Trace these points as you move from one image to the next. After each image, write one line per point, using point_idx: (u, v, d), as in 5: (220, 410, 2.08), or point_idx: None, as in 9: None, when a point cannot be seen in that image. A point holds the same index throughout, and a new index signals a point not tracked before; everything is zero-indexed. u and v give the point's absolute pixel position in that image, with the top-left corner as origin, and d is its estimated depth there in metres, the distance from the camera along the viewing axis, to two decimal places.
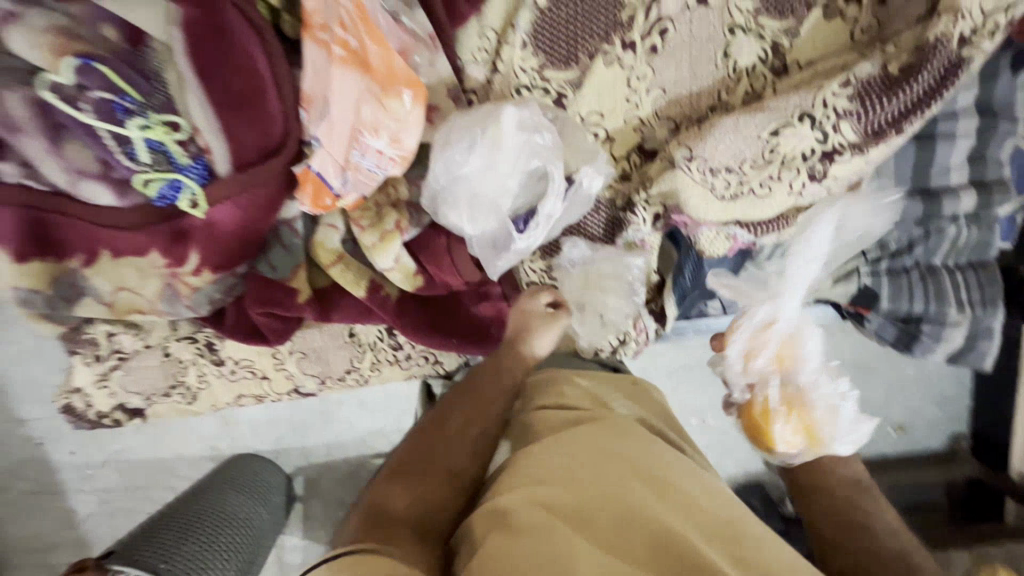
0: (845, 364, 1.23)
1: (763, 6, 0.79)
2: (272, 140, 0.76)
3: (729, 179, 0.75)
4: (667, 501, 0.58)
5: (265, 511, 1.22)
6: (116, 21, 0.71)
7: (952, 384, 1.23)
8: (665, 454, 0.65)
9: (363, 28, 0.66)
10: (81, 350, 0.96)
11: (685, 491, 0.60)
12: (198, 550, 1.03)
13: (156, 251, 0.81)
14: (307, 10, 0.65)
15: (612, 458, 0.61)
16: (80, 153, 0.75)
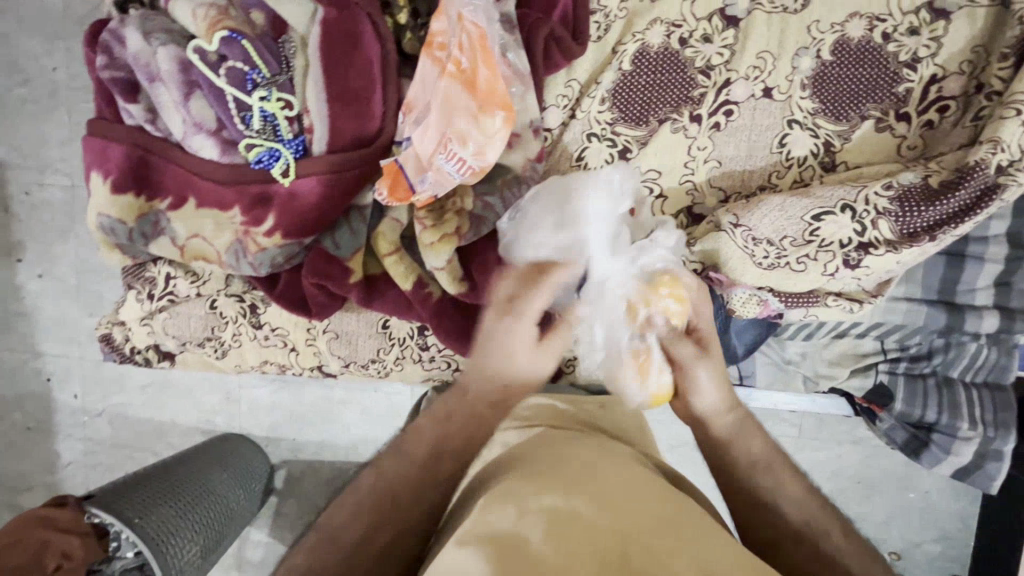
0: (848, 473, 1.21)
1: (821, 109, 0.88)
2: (367, 133, 0.86)
3: (768, 250, 0.79)
4: (631, 516, 0.51)
5: (240, 494, 1.43)
6: (267, 10, 0.83)
7: (961, 522, 1.19)
8: (633, 481, 0.58)
9: (478, 53, 0.73)
10: (137, 286, 1.03)
11: (655, 506, 0.54)
12: (170, 515, 1.19)
13: (238, 208, 0.90)
14: (432, 30, 0.75)
15: (572, 470, 0.58)
16: (202, 109, 0.84)
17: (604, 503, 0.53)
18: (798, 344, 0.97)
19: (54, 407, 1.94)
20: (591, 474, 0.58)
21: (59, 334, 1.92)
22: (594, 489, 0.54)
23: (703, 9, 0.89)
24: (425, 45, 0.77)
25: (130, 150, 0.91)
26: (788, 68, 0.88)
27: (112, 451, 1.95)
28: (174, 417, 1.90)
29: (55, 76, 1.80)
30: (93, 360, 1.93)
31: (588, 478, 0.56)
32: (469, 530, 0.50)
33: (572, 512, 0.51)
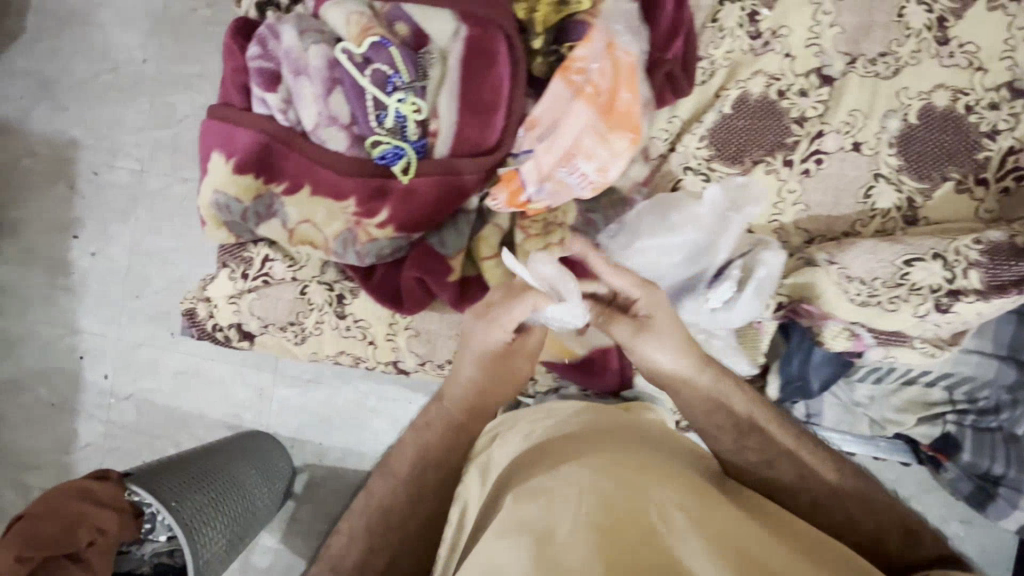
0: None
1: (905, 167, 0.95)
2: (487, 142, 0.91)
3: (861, 288, 0.84)
4: (663, 501, 0.57)
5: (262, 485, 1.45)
6: (411, 23, 0.91)
7: None
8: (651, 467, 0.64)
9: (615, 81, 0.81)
10: (233, 265, 1.07)
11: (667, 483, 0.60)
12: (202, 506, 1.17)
13: (353, 199, 0.95)
14: (571, 56, 0.82)
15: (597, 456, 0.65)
16: (340, 104, 0.91)
17: (636, 487, 0.57)
18: (866, 387, 1.00)
19: (82, 385, 1.93)
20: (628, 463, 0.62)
21: (99, 313, 1.93)
22: (625, 477, 0.59)
23: (802, 67, 0.97)
24: (561, 67, 0.83)
25: (256, 135, 0.96)
26: (877, 127, 0.96)
27: (133, 437, 1.92)
28: (201, 408, 1.89)
29: (143, 67, 1.88)
30: (128, 342, 1.93)
31: (613, 462, 0.62)
32: (511, 514, 0.55)
33: (603, 495, 0.55)
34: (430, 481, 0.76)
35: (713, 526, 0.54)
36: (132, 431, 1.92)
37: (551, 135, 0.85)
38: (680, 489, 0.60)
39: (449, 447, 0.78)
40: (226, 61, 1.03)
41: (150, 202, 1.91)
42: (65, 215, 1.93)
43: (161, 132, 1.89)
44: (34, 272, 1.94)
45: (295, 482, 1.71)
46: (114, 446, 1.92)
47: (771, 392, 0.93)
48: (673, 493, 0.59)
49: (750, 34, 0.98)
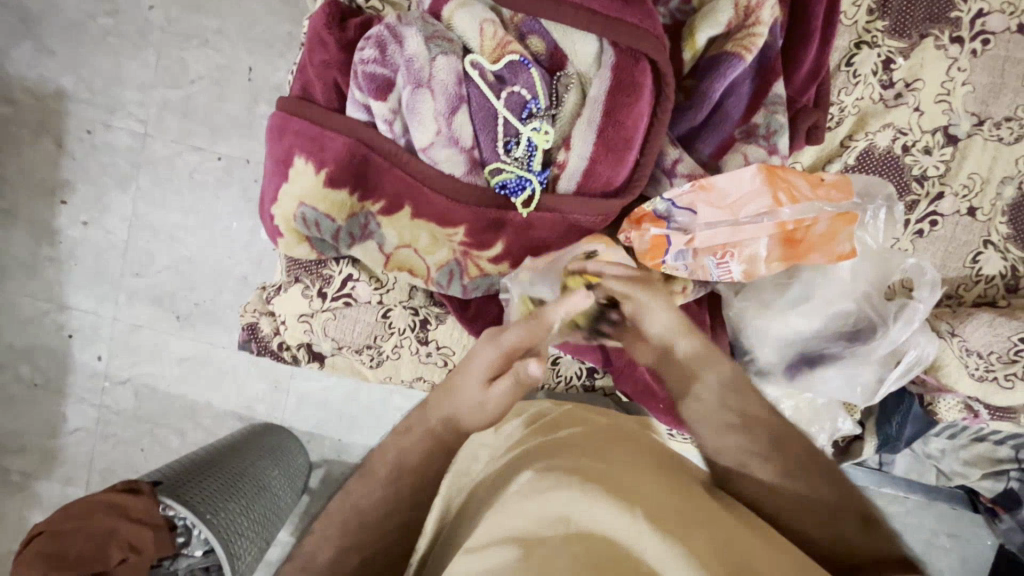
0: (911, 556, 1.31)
1: (1014, 235, 0.96)
2: (617, 183, 0.84)
3: (979, 363, 0.85)
4: (632, 496, 0.56)
5: (276, 480, 1.49)
6: (548, 40, 0.82)
7: None
8: (663, 490, 0.59)
9: (824, 222, 0.79)
10: (308, 281, 0.97)
11: (671, 495, 0.58)
12: (237, 512, 1.26)
13: (464, 228, 0.86)
14: (786, 176, 0.80)
15: (597, 449, 0.67)
16: (463, 126, 0.82)
17: (639, 497, 0.56)
18: (939, 441, 1.04)
19: (71, 367, 1.75)
20: (619, 461, 0.64)
21: (91, 289, 1.73)
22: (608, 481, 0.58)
23: (929, 124, 0.95)
24: (772, 176, 0.79)
25: (355, 146, 0.86)
26: (993, 194, 0.95)
27: (128, 424, 1.76)
28: (209, 397, 1.76)
29: (150, 15, 1.65)
30: (127, 324, 1.74)
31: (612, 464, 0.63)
32: (538, 482, 0.58)
33: (592, 467, 0.60)
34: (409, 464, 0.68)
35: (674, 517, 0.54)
36: (128, 419, 1.76)
37: (725, 226, 0.80)
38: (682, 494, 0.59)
39: (431, 451, 0.68)
40: (313, 52, 0.90)
41: (154, 169, 1.70)
42: (52, 176, 1.70)
43: (170, 93, 1.67)
44: (14, 239, 1.72)
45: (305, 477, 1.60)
46: (107, 432, 1.77)
47: (868, 447, 0.98)
48: (658, 490, 0.59)
49: (883, 82, 0.95)
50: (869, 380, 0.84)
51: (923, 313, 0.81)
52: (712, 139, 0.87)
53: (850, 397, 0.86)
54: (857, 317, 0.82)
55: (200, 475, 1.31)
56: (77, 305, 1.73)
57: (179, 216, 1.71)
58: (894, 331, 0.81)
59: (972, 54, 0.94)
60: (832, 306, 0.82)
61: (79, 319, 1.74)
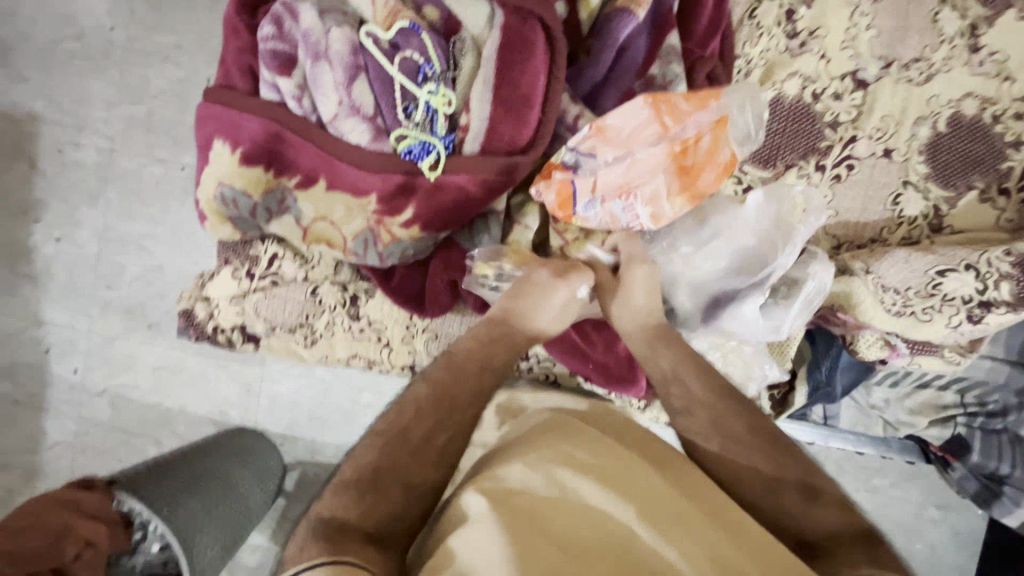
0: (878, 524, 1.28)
1: (932, 174, 0.95)
2: (520, 141, 0.86)
3: (896, 299, 0.86)
4: (631, 497, 0.62)
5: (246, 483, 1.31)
6: (442, 8, 0.85)
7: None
8: (653, 483, 0.65)
9: (711, 137, 0.81)
10: (237, 263, 0.99)
11: (661, 491, 0.64)
12: (197, 512, 1.10)
13: (376, 196, 0.88)
14: (669, 99, 0.81)
15: (591, 440, 0.71)
16: (364, 93, 0.84)
17: (635, 497, 0.62)
18: (882, 390, 1.03)
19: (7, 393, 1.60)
20: (616, 454, 0.69)
21: (36, 305, 1.58)
22: (608, 480, 0.64)
23: (837, 70, 0.96)
24: (654, 101, 0.80)
25: (267, 124, 0.88)
26: (908, 134, 0.96)
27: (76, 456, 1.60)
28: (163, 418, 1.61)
29: (112, 36, 1.54)
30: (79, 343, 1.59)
31: (608, 459, 0.68)
32: (539, 477, 0.64)
33: (590, 463, 0.66)
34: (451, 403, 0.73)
35: (667, 518, 0.60)
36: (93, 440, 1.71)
37: (622, 163, 0.82)
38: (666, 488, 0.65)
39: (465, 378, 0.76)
40: (227, 40, 0.93)
41: (121, 183, 1.56)
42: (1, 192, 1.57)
43: (134, 108, 1.55)
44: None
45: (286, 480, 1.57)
46: None
47: (800, 397, 0.96)
48: (654, 488, 0.64)
49: (787, 33, 0.96)
50: (778, 312, 0.85)
51: (803, 237, 0.83)
52: (612, 94, 0.89)
53: (759, 336, 0.86)
54: (764, 251, 0.84)
55: (155, 473, 1.14)
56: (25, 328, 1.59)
57: (149, 226, 1.57)
58: (782, 259, 0.82)
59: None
60: (732, 243, 0.85)
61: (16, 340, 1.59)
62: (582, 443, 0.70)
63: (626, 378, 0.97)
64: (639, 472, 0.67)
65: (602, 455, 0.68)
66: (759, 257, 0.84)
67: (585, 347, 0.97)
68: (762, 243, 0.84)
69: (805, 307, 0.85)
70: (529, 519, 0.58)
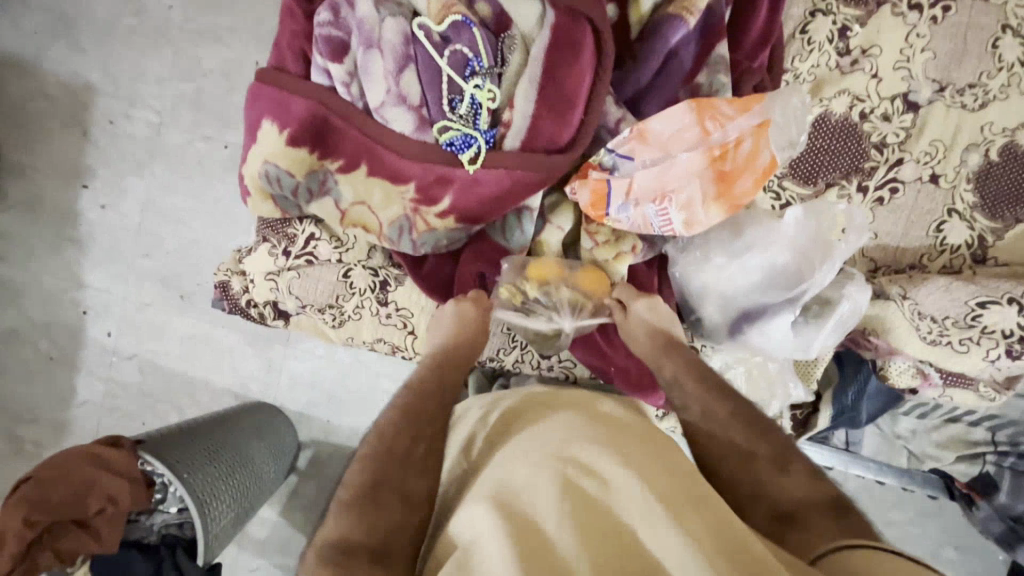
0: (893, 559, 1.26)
1: (979, 204, 0.93)
2: (561, 140, 0.87)
3: (932, 326, 0.83)
4: (634, 483, 0.59)
5: (263, 455, 1.33)
6: (494, 4, 0.86)
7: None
8: (654, 470, 0.63)
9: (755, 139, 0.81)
10: (274, 240, 1.02)
11: (665, 479, 0.61)
12: (217, 479, 1.12)
13: (414, 185, 0.90)
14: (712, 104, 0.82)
15: (593, 432, 0.69)
16: (412, 84, 0.86)
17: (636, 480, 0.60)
18: (909, 421, 1.01)
19: (43, 353, 1.65)
20: (617, 448, 0.66)
21: (77, 270, 1.64)
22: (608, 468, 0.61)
23: (888, 90, 0.94)
24: (698, 105, 0.82)
25: (315, 108, 0.90)
26: (957, 161, 0.93)
27: (105, 415, 1.66)
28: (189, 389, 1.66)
29: (169, 14, 1.59)
30: (116, 308, 1.65)
31: (607, 447, 0.66)
32: (538, 469, 0.62)
33: (589, 452, 0.64)
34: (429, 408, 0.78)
35: (669, 500, 0.57)
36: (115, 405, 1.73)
37: (660, 166, 0.83)
38: (670, 475, 0.62)
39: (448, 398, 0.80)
40: (283, 24, 0.96)
41: (167, 157, 1.62)
42: (53, 159, 1.63)
43: (184, 85, 1.60)
44: (13, 214, 1.64)
45: (298, 458, 1.61)
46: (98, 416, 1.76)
47: (824, 419, 0.95)
48: (661, 477, 0.61)
49: (838, 50, 0.95)
50: (808, 331, 0.84)
51: (846, 253, 0.81)
52: (654, 101, 0.89)
53: (788, 354, 0.86)
54: (800, 270, 0.82)
55: (179, 439, 1.17)
56: (63, 289, 1.65)
57: (189, 200, 1.62)
58: (820, 275, 0.81)
59: (932, 21, 0.93)
60: (767, 258, 0.84)
61: (56, 301, 1.65)
62: (579, 433, 0.68)
63: (647, 384, 0.96)
64: (640, 459, 0.64)
65: (601, 443, 0.66)
66: (795, 274, 0.83)
67: (607, 350, 0.96)
68: (799, 259, 0.83)
69: (837, 328, 0.84)
70: (527, 520, 0.56)
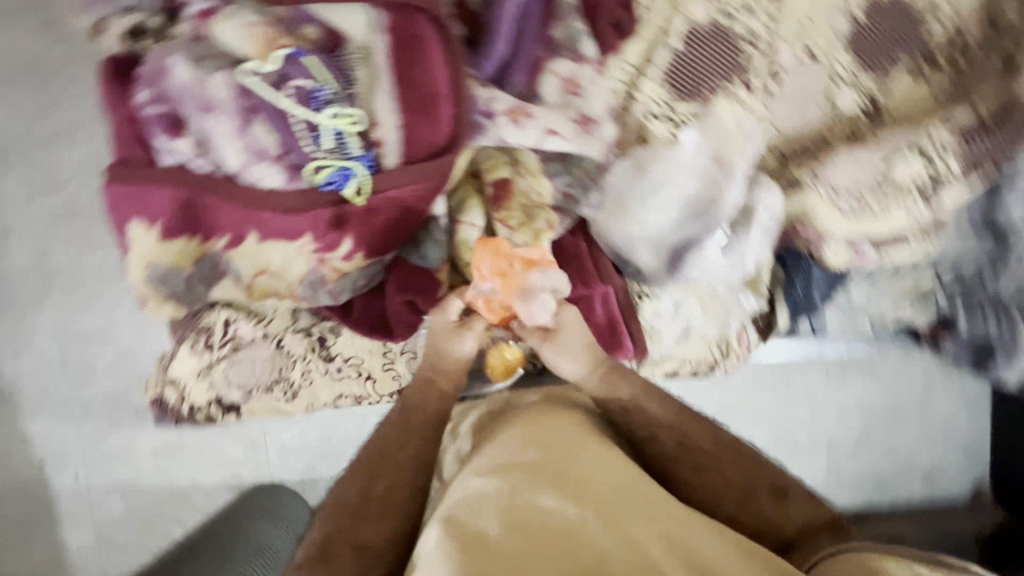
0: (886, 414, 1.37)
1: (860, 65, 0.92)
2: (440, 140, 0.82)
3: (850, 199, 0.85)
4: (583, 491, 0.61)
5: (285, 535, 1.22)
6: (320, 23, 0.79)
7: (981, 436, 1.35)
8: (602, 470, 0.66)
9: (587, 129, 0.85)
10: (193, 337, 0.96)
11: (615, 480, 0.65)
12: None
13: (309, 236, 0.84)
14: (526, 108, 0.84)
15: (543, 434, 0.71)
16: (265, 134, 0.80)
17: (584, 487, 0.62)
18: (862, 288, 1.02)
19: None
20: (559, 450, 0.68)
21: None
22: (557, 476, 0.63)
23: None
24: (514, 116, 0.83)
25: (177, 192, 0.82)
26: (827, 30, 0.92)
27: None
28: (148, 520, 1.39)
29: None
30: None
31: (556, 448, 0.68)
32: (490, 483, 0.63)
33: (536, 457, 0.66)
34: (410, 430, 0.80)
35: (614, 505, 0.61)
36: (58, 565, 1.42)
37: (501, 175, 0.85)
38: (617, 475, 0.66)
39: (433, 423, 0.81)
40: (111, 110, 0.85)
41: None
42: None
43: None
44: None
45: None
46: None
47: (781, 319, 0.98)
48: (608, 479, 0.65)
49: None
50: (738, 245, 0.85)
51: (744, 167, 0.84)
52: (519, 70, 0.84)
53: (727, 275, 0.88)
54: (711, 192, 0.83)
55: None
56: None
57: (66, 318, 1.31)
58: (731, 190, 0.82)
59: None
60: (678, 191, 0.84)
61: None
62: (528, 438, 0.70)
63: (612, 346, 0.92)
64: (587, 459, 0.67)
65: (548, 447, 0.68)
66: (708, 198, 0.83)
67: None
68: (707, 182, 0.84)
69: (763, 232, 0.85)
70: (482, 531, 0.56)
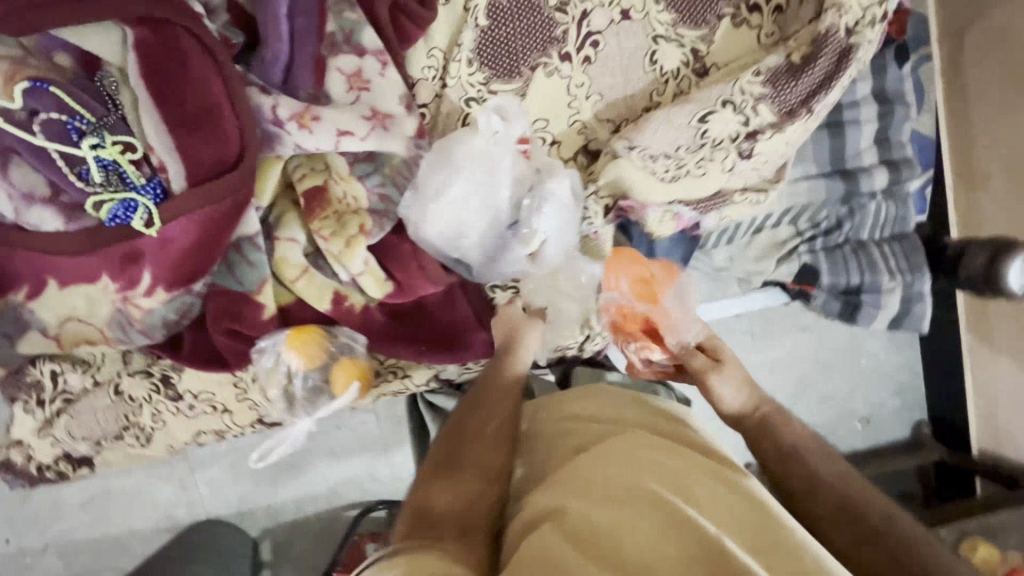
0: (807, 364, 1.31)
1: (679, 19, 0.89)
2: (228, 158, 0.77)
3: (668, 164, 0.84)
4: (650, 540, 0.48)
5: None
6: (71, 50, 0.75)
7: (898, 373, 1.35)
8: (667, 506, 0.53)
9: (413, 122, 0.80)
10: (23, 395, 0.91)
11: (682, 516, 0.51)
12: None
13: (107, 275, 0.79)
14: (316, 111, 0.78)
15: (611, 462, 0.59)
16: (27, 176, 0.75)
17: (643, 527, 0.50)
18: (723, 250, 0.98)
19: None
20: (638, 472, 0.57)
21: None
22: (638, 507, 0.52)
23: None
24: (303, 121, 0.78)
25: None
26: None
27: None
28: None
29: None
30: None
31: (618, 474, 0.57)
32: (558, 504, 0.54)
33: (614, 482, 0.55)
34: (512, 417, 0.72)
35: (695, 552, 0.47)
36: None
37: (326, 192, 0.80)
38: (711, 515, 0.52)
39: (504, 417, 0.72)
40: None
41: None
42: None
43: None
44: None
45: None
46: None
47: None
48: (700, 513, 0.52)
49: None
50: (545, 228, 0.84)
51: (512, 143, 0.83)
52: (302, 71, 0.79)
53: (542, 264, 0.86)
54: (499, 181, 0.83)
55: None
56: None
57: None
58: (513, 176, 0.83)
59: None
60: (471, 184, 0.82)
61: None
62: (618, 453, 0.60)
63: (457, 345, 0.89)
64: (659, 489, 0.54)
65: (627, 467, 0.58)
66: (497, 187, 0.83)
67: (400, 331, 0.89)
68: (490, 170, 0.82)
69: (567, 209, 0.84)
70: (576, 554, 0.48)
